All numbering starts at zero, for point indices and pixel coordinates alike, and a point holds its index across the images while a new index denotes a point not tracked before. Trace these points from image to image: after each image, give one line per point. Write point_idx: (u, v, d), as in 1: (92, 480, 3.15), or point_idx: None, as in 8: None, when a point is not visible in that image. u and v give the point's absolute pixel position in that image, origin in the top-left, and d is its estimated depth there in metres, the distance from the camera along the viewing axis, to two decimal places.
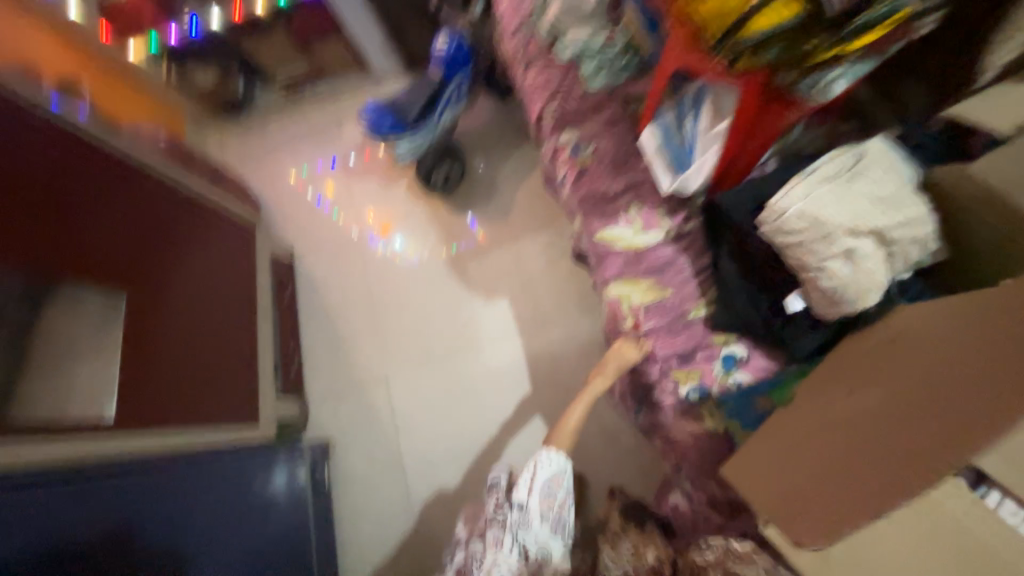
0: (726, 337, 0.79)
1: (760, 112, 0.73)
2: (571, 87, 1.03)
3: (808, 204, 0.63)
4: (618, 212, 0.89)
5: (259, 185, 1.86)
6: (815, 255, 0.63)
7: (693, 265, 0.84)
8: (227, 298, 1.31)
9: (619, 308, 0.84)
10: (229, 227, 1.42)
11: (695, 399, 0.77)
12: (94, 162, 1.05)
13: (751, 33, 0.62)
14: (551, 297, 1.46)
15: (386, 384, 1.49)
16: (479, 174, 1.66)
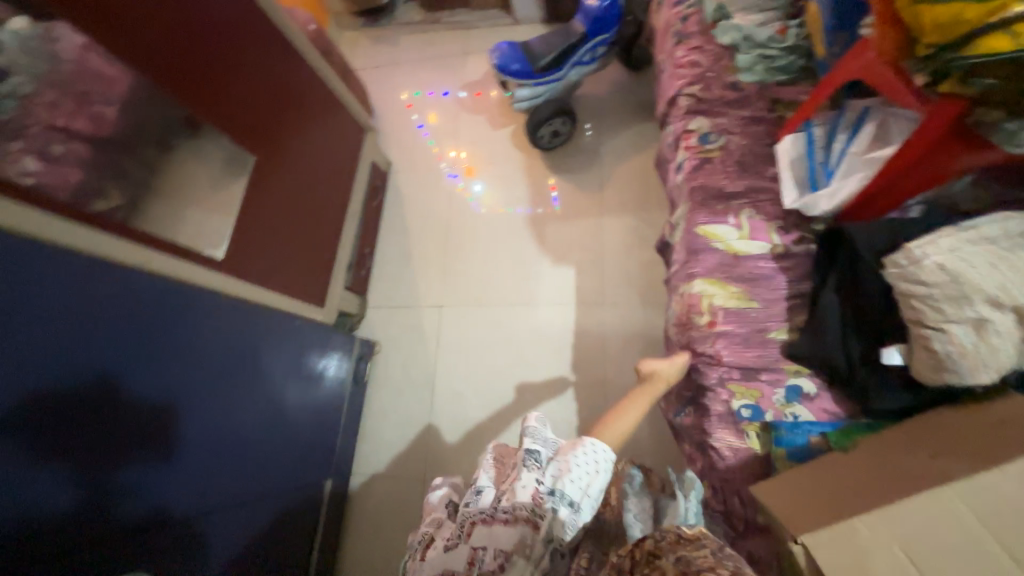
0: (798, 369, 0.76)
1: (930, 149, 0.67)
2: (720, 73, 0.98)
3: (952, 258, 0.58)
4: (728, 212, 0.86)
5: (377, 93, 1.94)
6: (938, 312, 0.59)
7: (789, 288, 0.80)
8: (327, 187, 1.42)
9: (698, 303, 0.83)
10: (341, 123, 1.52)
11: (746, 415, 0.75)
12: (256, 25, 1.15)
13: (975, 54, 0.53)
14: (618, 282, 1.45)
15: (439, 311, 1.57)
16: (585, 140, 1.63)
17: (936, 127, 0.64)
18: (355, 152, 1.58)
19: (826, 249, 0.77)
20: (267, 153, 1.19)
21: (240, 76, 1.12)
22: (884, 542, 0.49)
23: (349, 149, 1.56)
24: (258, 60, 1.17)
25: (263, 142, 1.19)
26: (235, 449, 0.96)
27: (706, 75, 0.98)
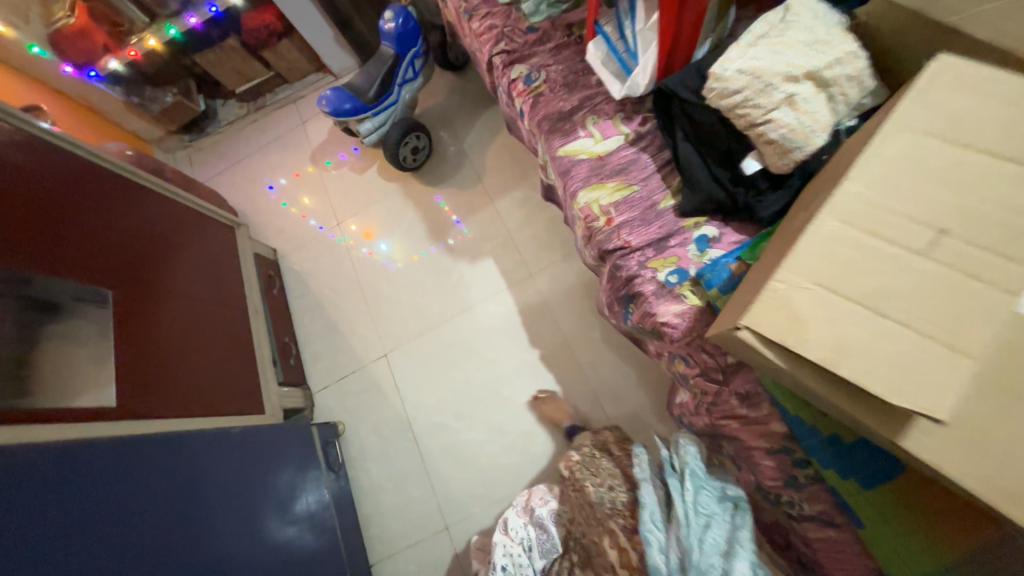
0: (696, 221, 0.81)
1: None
2: (515, 24, 1.06)
3: (744, 62, 0.66)
4: (576, 127, 0.93)
5: (232, 195, 1.88)
6: (758, 108, 0.66)
7: (654, 162, 0.87)
8: (216, 295, 1.34)
9: (591, 212, 0.87)
10: (205, 230, 1.45)
11: (673, 281, 0.79)
12: (54, 163, 1.07)
13: None
14: (534, 252, 1.49)
15: (386, 360, 1.51)
16: (446, 147, 1.68)
17: None
18: (231, 251, 1.50)
19: (663, 114, 0.84)
20: (149, 295, 1.14)
21: (73, 219, 1.05)
22: (801, 287, 0.45)
23: (225, 253, 1.48)
24: (90, 199, 1.11)
25: (133, 284, 1.11)
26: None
27: (504, 31, 1.06)
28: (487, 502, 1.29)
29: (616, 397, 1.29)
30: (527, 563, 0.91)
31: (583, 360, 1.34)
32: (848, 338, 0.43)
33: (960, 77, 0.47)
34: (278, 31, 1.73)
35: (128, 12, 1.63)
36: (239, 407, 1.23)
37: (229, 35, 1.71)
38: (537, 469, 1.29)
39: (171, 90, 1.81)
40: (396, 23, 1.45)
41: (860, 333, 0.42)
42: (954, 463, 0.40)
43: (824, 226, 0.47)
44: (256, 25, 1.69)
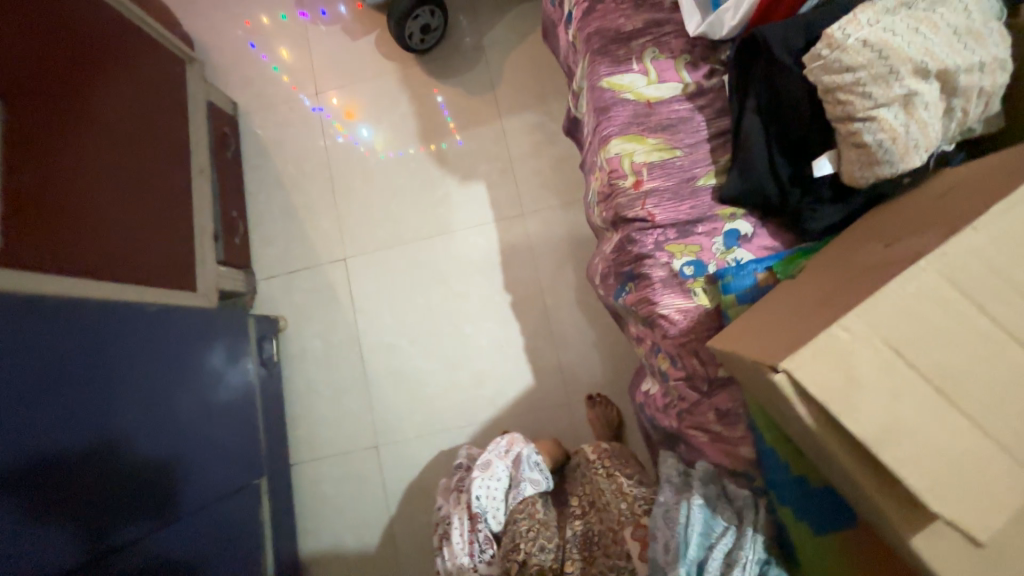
0: (732, 212, 0.71)
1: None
2: None
3: (874, 32, 0.51)
4: (631, 58, 0.75)
5: (189, 18, 1.52)
6: (866, 99, 0.53)
7: (708, 128, 0.73)
8: (151, 142, 1.11)
9: (620, 167, 0.74)
10: (146, 55, 1.15)
11: (687, 273, 0.70)
12: None
13: None
14: (533, 189, 1.33)
15: (344, 265, 1.37)
16: (462, 36, 1.41)
17: None
18: (179, 91, 1.23)
19: (740, 71, 0.68)
20: (63, 114, 0.91)
21: None
22: (866, 343, 0.37)
23: (172, 91, 1.21)
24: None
25: (39, 92, 0.88)
26: (95, 477, 0.79)
27: None
28: (423, 432, 1.27)
29: (576, 362, 1.25)
30: (501, 497, 0.94)
31: (554, 317, 1.27)
32: (901, 421, 0.36)
33: None
34: None
35: None
36: (164, 280, 1.07)
37: None
38: (480, 412, 1.26)
39: None
40: None
41: (916, 420, 0.36)
42: (946, 569, 0.37)
43: (919, 279, 0.38)
44: None
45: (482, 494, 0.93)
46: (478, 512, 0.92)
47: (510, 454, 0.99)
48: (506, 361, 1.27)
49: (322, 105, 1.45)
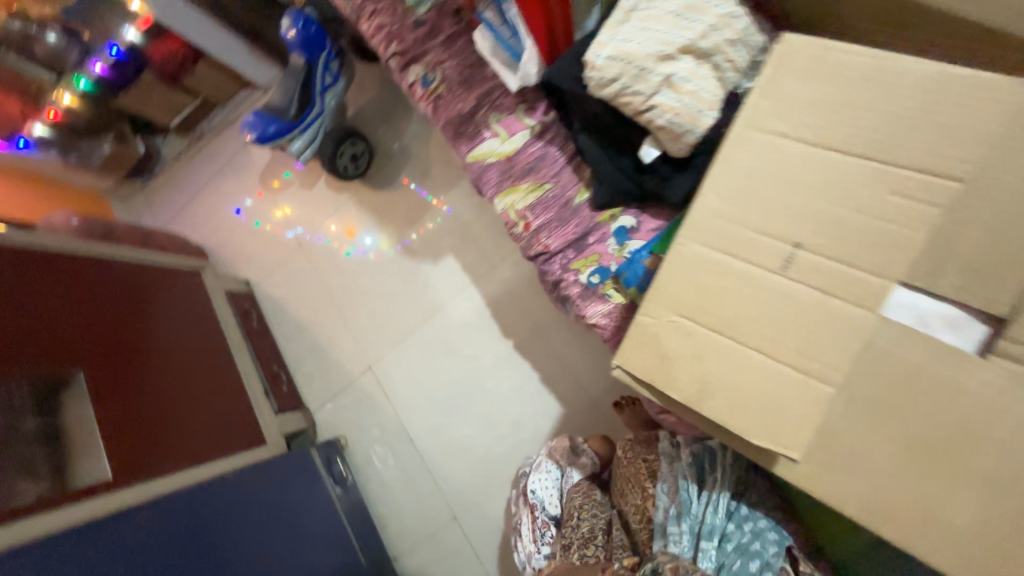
0: (612, 213, 0.77)
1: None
2: (403, 19, 0.96)
3: (616, 45, 0.60)
4: (480, 129, 0.87)
5: (196, 233, 1.88)
6: (639, 95, 0.60)
7: (564, 155, 0.82)
8: (198, 346, 1.39)
9: (509, 218, 0.84)
10: (177, 282, 1.47)
11: (596, 281, 0.76)
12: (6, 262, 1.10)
13: None
14: (493, 240, 1.45)
15: (372, 373, 1.55)
16: (386, 145, 1.61)
17: None
18: (203, 295, 1.52)
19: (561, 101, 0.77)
20: (126, 351, 1.21)
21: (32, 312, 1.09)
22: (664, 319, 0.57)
23: (201, 298, 1.51)
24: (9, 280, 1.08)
25: (108, 352, 1.18)
26: None
27: (393, 29, 0.96)
28: (488, 490, 1.37)
29: (593, 374, 1.31)
30: (554, 487, 0.97)
31: (558, 342, 1.34)
32: None
33: (796, 62, 0.54)
34: (187, 57, 1.60)
35: (35, 73, 1.56)
36: (241, 446, 1.32)
37: (140, 71, 1.60)
38: (527, 453, 1.34)
39: (106, 140, 1.75)
40: (297, 27, 1.34)
41: None
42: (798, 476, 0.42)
43: None
44: (162, 55, 1.57)
45: (538, 485, 0.98)
46: (535, 503, 0.96)
47: (554, 447, 1.01)
48: (532, 398, 1.35)
49: (326, 234, 1.68)
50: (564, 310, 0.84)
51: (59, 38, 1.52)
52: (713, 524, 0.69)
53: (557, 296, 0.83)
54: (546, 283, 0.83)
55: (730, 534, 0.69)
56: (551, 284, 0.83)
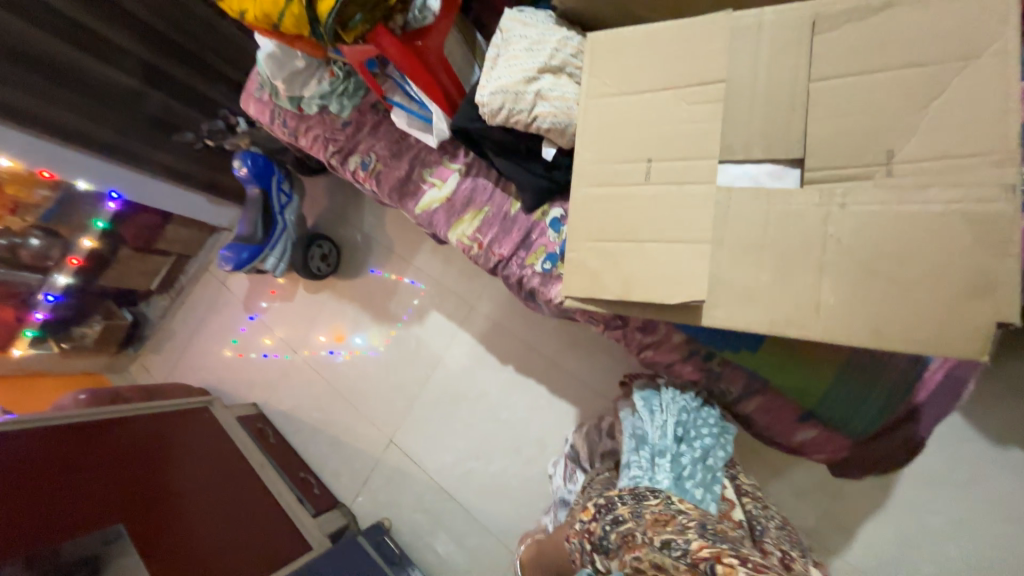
0: (543, 210, 0.93)
1: (427, 57, 0.81)
2: (333, 126, 1.16)
3: (492, 84, 0.78)
4: (419, 185, 1.04)
5: (197, 377, 1.96)
6: (523, 112, 0.78)
7: (490, 181, 0.99)
8: (225, 471, 1.44)
9: (464, 244, 0.99)
10: (191, 421, 1.54)
11: (550, 267, 0.90)
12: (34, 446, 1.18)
13: (324, 22, 0.63)
14: (466, 284, 1.58)
15: (395, 445, 1.59)
16: (349, 238, 1.78)
17: (413, 55, 0.79)
18: (217, 427, 1.57)
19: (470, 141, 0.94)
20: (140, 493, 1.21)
21: (66, 484, 1.16)
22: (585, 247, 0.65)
23: (215, 429, 1.56)
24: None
25: (141, 503, 1.23)
26: None
27: (327, 136, 1.16)
28: (537, 513, 1.39)
29: (592, 368, 1.39)
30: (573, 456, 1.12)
31: (550, 351, 1.44)
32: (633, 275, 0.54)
33: (606, 46, 0.65)
34: (158, 222, 1.79)
35: (23, 279, 1.66)
36: (288, 555, 1.36)
37: (120, 245, 1.76)
38: None
39: (95, 319, 1.87)
40: (247, 166, 1.54)
41: None
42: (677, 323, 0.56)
43: None
44: (136, 227, 1.75)
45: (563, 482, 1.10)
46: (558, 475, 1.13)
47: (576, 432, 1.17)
48: (546, 411, 1.42)
49: (320, 349, 1.78)
50: (533, 303, 0.97)
51: (42, 241, 1.63)
52: (663, 445, 0.80)
53: (524, 292, 0.96)
54: (511, 284, 0.96)
55: (684, 453, 0.80)
56: (515, 284, 0.96)
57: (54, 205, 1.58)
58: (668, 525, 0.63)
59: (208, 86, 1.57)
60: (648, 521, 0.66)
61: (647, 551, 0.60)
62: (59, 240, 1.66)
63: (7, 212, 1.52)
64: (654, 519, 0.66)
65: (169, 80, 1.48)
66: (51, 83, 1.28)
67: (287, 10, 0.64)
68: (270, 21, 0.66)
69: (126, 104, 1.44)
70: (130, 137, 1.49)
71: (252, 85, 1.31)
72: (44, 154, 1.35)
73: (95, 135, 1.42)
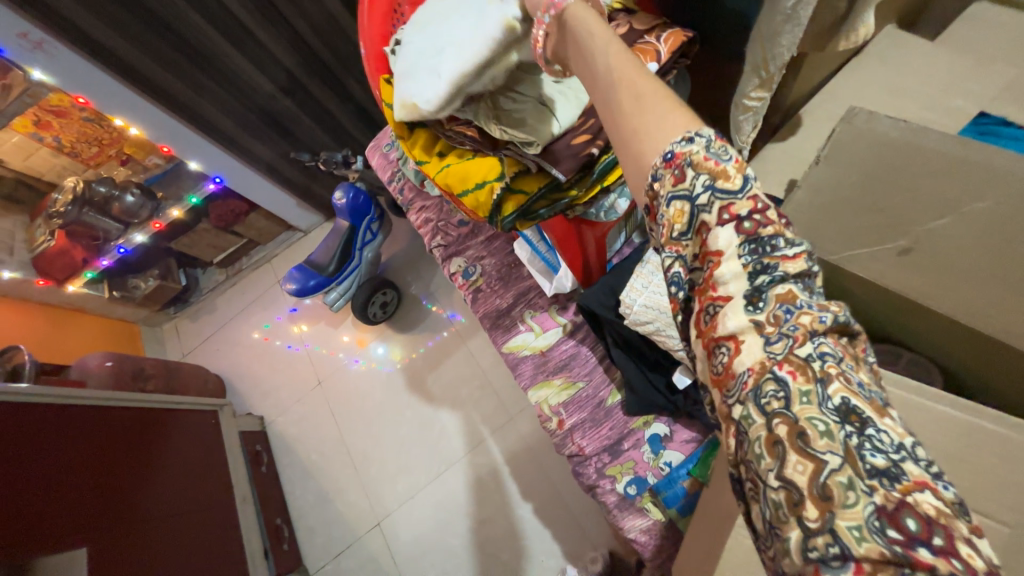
0: (645, 419, 0.80)
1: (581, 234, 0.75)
2: (448, 217, 1.10)
3: (648, 296, 0.68)
4: (516, 322, 0.94)
5: (218, 363, 1.90)
6: (672, 338, 0.67)
7: (595, 356, 0.88)
8: (208, 498, 1.32)
9: (542, 412, 0.87)
10: (193, 426, 1.45)
11: (633, 492, 0.77)
12: (37, 419, 1.10)
13: (507, 214, 0.59)
14: (514, 392, 1.46)
15: (380, 529, 1.46)
16: (413, 291, 1.71)
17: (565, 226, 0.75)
18: (216, 441, 1.49)
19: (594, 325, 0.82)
20: (113, 494, 1.12)
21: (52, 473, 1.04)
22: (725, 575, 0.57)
23: (212, 442, 1.47)
24: None
25: (114, 519, 1.09)
26: None
27: (439, 225, 1.10)
28: None
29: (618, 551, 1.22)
30: None
31: (579, 513, 1.27)
32: None
33: None
34: (244, 210, 1.79)
35: (105, 226, 1.68)
36: None
37: (200, 219, 1.77)
38: None
39: (151, 275, 1.84)
40: (347, 198, 1.50)
41: None
42: None
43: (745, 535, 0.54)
44: (224, 209, 1.76)
45: None
46: None
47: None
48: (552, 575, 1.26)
49: (339, 346, 1.76)
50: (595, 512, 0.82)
51: (136, 200, 1.64)
52: None
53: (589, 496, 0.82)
54: (580, 483, 0.82)
55: None
56: (582, 483, 0.81)
57: (161, 171, 1.69)
58: (802, 357, 0.30)
59: (341, 110, 1.56)
60: (786, 346, 0.31)
61: (831, 493, 0.27)
62: (153, 201, 1.69)
63: (118, 161, 1.63)
64: (797, 356, 0.31)
65: (310, 97, 1.47)
66: (197, 68, 1.28)
67: (473, 190, 0.61)
68: (448, 187, 0.64)
69: (260, 103, 1.41)
70: (249, 134, 1.48)
71: (383, 138, 1.27)
72: (169, 130, 1.36)
73: (220, 125, 1.41)
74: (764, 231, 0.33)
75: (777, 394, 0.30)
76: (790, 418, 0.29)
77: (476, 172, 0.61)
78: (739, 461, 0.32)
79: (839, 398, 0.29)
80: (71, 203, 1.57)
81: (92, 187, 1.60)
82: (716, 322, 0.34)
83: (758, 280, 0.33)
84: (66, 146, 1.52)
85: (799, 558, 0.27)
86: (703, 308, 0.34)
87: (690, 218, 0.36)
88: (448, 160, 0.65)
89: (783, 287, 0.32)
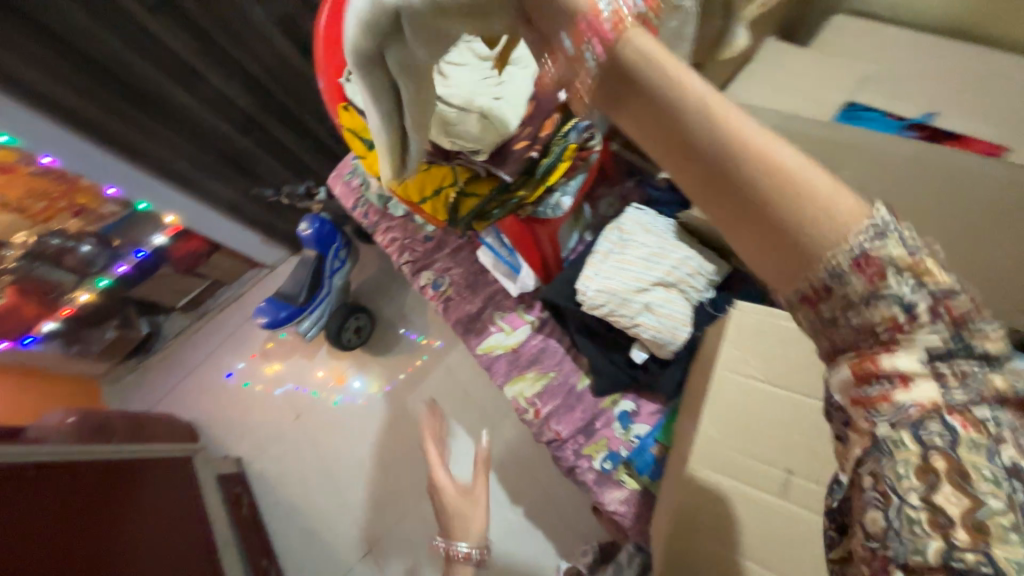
0: (613, 398, 0.87)
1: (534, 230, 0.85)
2: (414, 234, 1.16)
3: (600, 282, 0.77)
4: (487, 325, 1.00)
5: (188, 409, 1.85)
6: (625, 316, 0.76)
7: (562, 347, 0.94)
8: (189, 546, 1.28)
9: (519, 404, 0.92)
10: (167, 475, 1.40)
11: (609, 467, 0.83)
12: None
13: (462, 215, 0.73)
14: (495, 400, 1.51)
15: (373, 556, 1.44)
16: (387, 313, 1.74)
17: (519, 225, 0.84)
18: (193, 488, 1.44)
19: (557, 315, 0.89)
20: (88, 551, 1.07)
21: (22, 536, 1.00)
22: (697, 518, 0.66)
23: (188, 489, 1.42)
24: None
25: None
26: None
27: (406, 242, 1.15)
28: None
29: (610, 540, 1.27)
30: None
31: (567, 507, 1.33)
32: None
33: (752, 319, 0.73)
34: (205, 250, 1.77)
35: (58, 278, 1.61)
36: None
37: (161, 263, 1.75)
38: None
39: (111, 326, 1.81)
40: (312, 229, 1.55)
41: None
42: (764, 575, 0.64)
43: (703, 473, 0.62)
44: (185, 252, 1.76)
45: None
46: None
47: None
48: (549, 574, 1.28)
49: (314, 382, 1.74)
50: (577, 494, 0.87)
51: (92, 249, 1.63)
52: None
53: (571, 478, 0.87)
54: (560, 466, 0.87)
55: None
56: (562, 467, 0.87)
57: (118, 219, 1.59)
58: (979, 416, 0.33)
59: (300, 145, 1.61)
60: (966, 401, 0.33)
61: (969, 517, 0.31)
62: (109, 250, 1.66)
63: (71, 212, 1.52)
64: (974, 413, 0.33)
65: (268, 134, 1.52)
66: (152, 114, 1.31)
67: (431, 196, 0.74)
68: (411, 196, 0.77)
69: (219, 143, 1.45)
70: (208, 175, 1.50)
71: (345, 167, 1.32)
72: (125, 176, 1.37)
73: (178, 168, 1.43)
74: (973, 314, 0.34)
75: (943, 433, 0.33)
76: (952, 456, 0.32)
77: (433, 179, 0.73)
78: (861, 466, 0.35)
79: (1009, 458, 0.32)
80: (21, 258, 1.50)
81: (43, 241, 1.53)
82: (891, 362, 0.34)
83: (935, 338, 0.34)
84: (11, 201, 1.39)
85: (935, 562, 0.31)
86: (875, 353, 0.35)
87: (881, 280, 0.34)
88: (408, 173, 0.77)
89: (970, 360, 0.34)
